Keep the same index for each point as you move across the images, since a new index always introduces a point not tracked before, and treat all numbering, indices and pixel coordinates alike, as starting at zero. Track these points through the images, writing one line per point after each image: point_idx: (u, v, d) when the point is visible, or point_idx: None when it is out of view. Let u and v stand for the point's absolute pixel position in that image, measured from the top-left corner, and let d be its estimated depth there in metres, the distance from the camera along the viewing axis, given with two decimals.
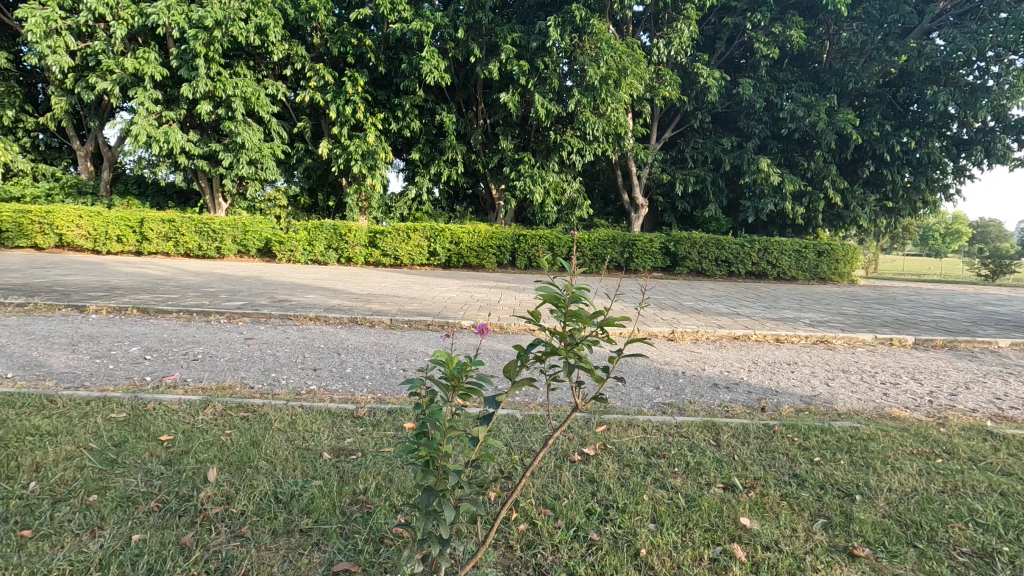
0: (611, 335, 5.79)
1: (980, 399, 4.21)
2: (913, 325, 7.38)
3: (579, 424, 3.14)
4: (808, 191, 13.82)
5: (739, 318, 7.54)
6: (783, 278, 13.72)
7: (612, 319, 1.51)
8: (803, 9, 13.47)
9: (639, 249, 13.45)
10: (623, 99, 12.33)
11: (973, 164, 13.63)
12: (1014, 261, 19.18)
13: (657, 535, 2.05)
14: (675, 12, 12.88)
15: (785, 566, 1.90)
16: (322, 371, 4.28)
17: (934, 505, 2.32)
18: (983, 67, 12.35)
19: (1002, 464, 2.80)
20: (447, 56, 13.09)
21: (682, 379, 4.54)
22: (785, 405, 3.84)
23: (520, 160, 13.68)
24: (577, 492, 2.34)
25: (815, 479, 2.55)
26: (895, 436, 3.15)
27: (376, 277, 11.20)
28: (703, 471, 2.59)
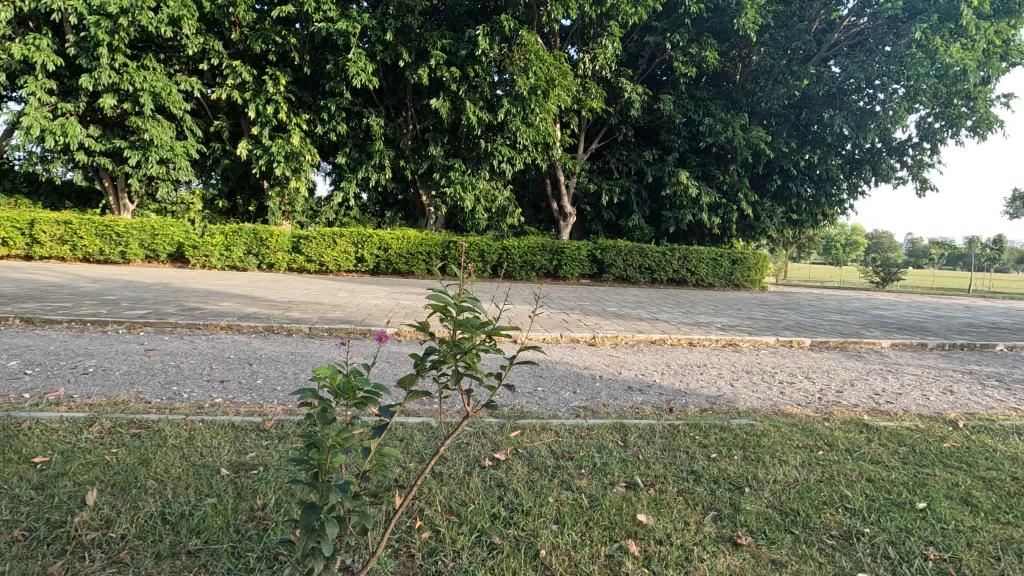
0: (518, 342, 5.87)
1: (863, 394, 4.63)
2: (811, 329, 8.02)
3: (493, 430, 3.18)
4: (723, 202, 14.68)
5: (657, 323, 7.90)
6: (701, 284, 14.48)
7: (500, 326, 1.54)
8: (717, 32, 14.27)
9: (567, 257, 13.77)
10: (551, 109, 12.64)
11: (865, 181, 15.03)
12: (900, 269, 21.27)
13: (559, 536, 2.11)
14: (600, 28, 13.32)
15: (675, 559, 2.00)
16: (230, 383, 4.07)
17: (811, 493, 2.54)
18: (872, 94, 13.58)
19: (872, 453, 3.11)
20: (376, 59, 12.89)
21: (599, 382, 4.69)
22: (691, 405, 4.06)
23: (451, 167, 13.65)
24: (483, 497, 2.36)
25: (710, 475, 2.71)
26: (785, 431, 3.41)
27: (298, 283, 10.79)
28: (608, 471, 2.69)
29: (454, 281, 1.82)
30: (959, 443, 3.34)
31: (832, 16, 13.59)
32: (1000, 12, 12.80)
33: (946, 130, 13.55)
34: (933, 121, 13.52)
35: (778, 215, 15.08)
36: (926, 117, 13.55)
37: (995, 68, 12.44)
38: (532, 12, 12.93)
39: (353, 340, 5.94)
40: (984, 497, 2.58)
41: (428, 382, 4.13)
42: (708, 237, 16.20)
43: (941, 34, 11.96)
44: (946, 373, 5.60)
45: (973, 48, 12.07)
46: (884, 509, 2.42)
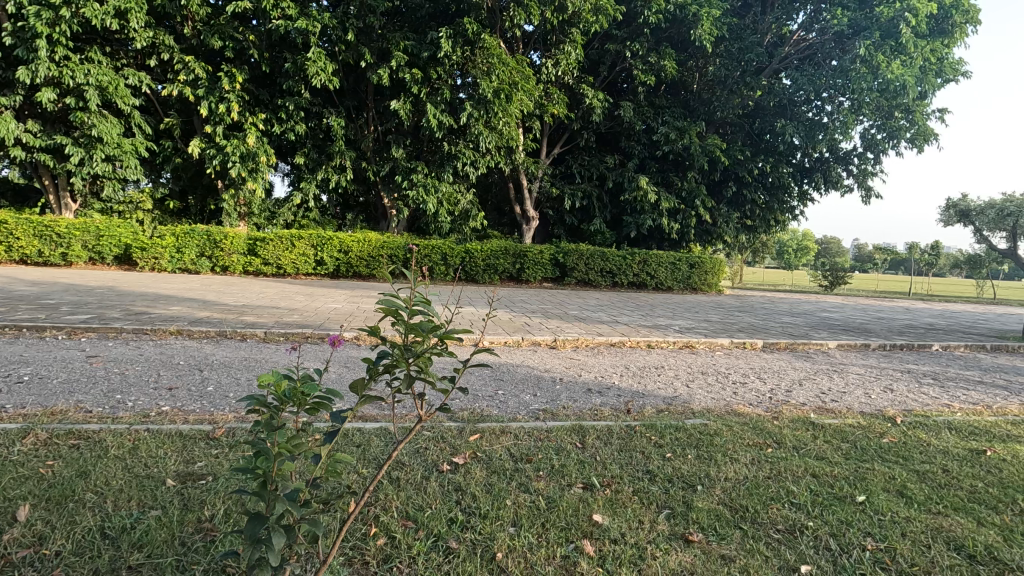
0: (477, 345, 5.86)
1: (810, 394, 4.82)
2: (763, 331, 8.31)
3: (452, 434, 3.17)
4: (682, 208, 15.06)
5: (617, 326, 8.03)
6: (661, 288, 14.79)
7: (453, 328, 1.55)
8: (675, 43, 14.67)
9: (530, 260, 13.86)
10: (514, 113, 12.71)
11: (815, 189, 15.70)
12: (847, 273, 22.29)
13: (515, 538, 2.12)
14: (562, 34, 13.48)
15: (628, 557, 2.04)
16: (179, 390, 3.91)
17: (760, 490, 2.63)
18: (820, 105, 14.18)
19: (817, 450, 3.24)
20: (336, 59, 12.68)
21: (559, 385, 4.73)
22: (649, 406, 4.15)
23: (413, 169, 13.54)
24: (441, 502, 2.35)
25: (664, 474, 2.78)
26: (736, 430, 3.52)
27: (254, 287, 10.47)
28: (565, 473, 2.73)
29: (406, 284, 1.81)
30: (896, 439, 3.52)
31: (783, 30, 14.16)
32: (936, 32, 13.58)
33: (888, 141, 14.29)
34: (875, 133, 14.24)
35: (733, 221, 15.57)
36: (869, 129, 14.26)
37: (931, 84, 13.21)
38: (495, 17, 13.00)
39: (307, 345, 5.81)
40: (918, 489, 2.73)
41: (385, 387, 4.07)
42: (668, 242, 16.58)
43: (883, 51, 12.60)
44: (887, 372, 5.90)
45: (911, 64, 12.77)
46: (827, 503, 2.53)
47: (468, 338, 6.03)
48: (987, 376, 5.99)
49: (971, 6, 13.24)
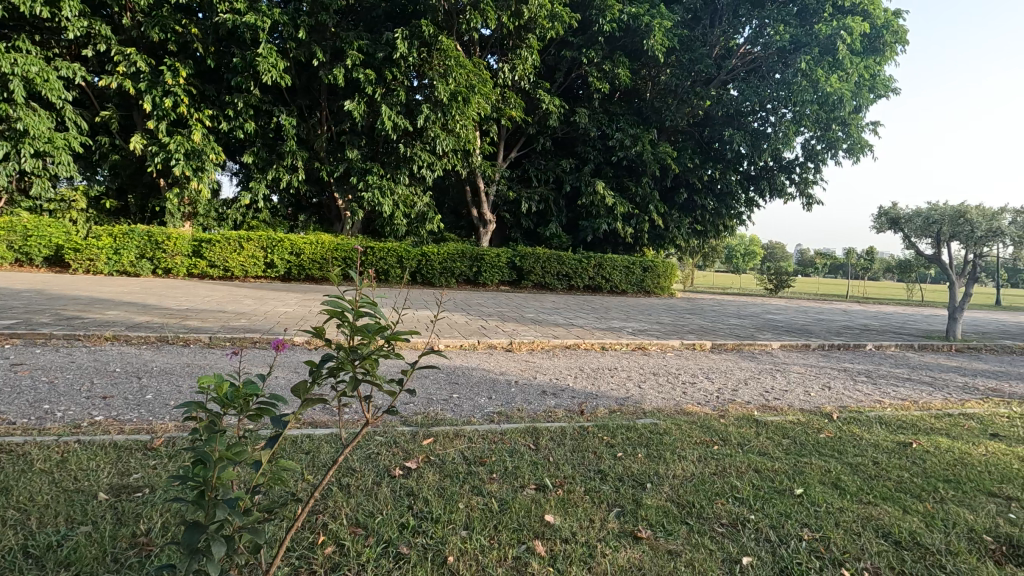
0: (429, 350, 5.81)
1: (754, 392, 5.03)
2: (712, 332, 8.59)
3: (405, 438, 3.14)
4: (636, 213, 15.42)
5: (571, 328, 8.14)
6: (616, 291, 15.08)
7: (400, 330, 1.54)
8: (629, 52, 15.03)
9: (487, 263, 13.88)
10: (471, 117, 12.72)
11: (760, 196, 16.38)
12: (790, 276, 23.35)
13: (467, 541, 2.12)
14: (518, 39, 13.59)
15: (579, 555, 2.07)
16: (115, 399, 3.71)
17: (706, 486, 2.72)
18: (765, 116, 14.81)
19: (760, 446, 3.38)
20: (288, 56, 12.36)
21: (514, 388, 4.75)
22: (601, 407, 4.22)
23: (368, 170, 13.33)
24: (392, 507, 2.32)
25: (615, 473, 2.83)
26: (685, 428, 3.63)
27: (200, 290, 10.06)
28: (518, 475, 2.74)
29: (353, 286, 1.79)
30: (832, 434, 3.71)
31: (730, 43, 14.73)
32: (869, 50, 14.42)
33: (826, 152, 15.07)
34: (815, 144, 15.00)
35: (685, 226, 16.05)
36: (810, 140, 15.00)
37: (865, 99, 14.02)
38: (452, 20, 12.99)
39: (255, 349, 5.63)
40: (851, 481, 2.88)
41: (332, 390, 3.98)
42: (622, 246, 16.94)
43: (822, 66, 13.28)
44: (825, 370, 6.22)
45: (847, 80, 13.51)
46: (768, 497, 2.64)
47: (423, 341, 5.99)
48: (914, 373, 6.39)
49: (899, 26, 14.14)
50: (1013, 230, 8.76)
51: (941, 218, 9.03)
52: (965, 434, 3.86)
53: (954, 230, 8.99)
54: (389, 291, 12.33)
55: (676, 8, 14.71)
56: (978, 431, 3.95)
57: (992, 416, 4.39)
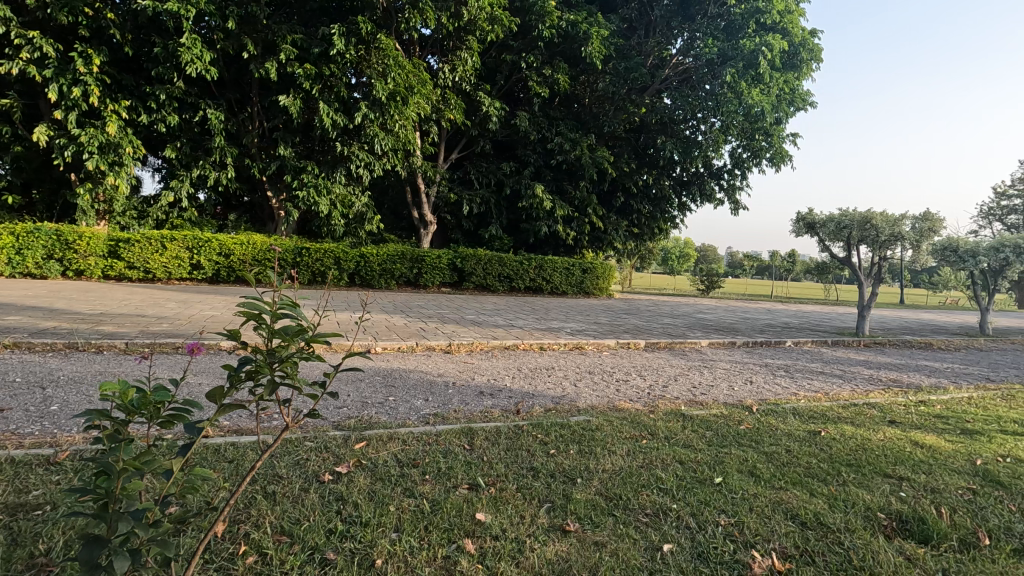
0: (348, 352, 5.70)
1: (683, 388, 5.26)
2: (646, 331, 8.90)
3: (337, 442, 3.09)
4: (575, 216, 15.75)
5: (511, 329, 8.20)
6: (556, 292, 15.34)
7: (319, 331, 1.51)
8: (568, 58, 15.32)
9: (428, 265, 13.76)
10: (410, 117, 12.59)
11: (692, 200, 17.11)
12: (720, 277, 24.55)
13: (397, 543, 2.11)
14: (458, 41, 13.58)
15: (508, 552, 2.10)
16: (13, 412, 3.41)
17: (633, 478, 2.83)
18: (696, 125, 15.48)
19: (685, 438, 3.55)
20: (215, 48, 11.77)
21: (451, 389, 4.74)
22: (537, 406, 4.29)
23: (303, 169, 12.91)
24: (320, 513, 2.28)
25: (547, 469, 2.90)
26: (615, 424, 3.76)
27: (117, 293, 9.41)
28: (451, 475, 2.75)
29: (271, 288, 1.75)
30: (751, 425, 3.94)
31: (664, 53, 15.30)
32: (788, 65, 15.34)
33: (751, 160, 15.96)
34: (742, 152, 15.84)
35: (622, 228, 16.54)
36: (737, 148, 15.84)
37: (785, 111, 14.91)
38: (391, 18, 12.81)
39: (176, 355, 5.33)
40: (765, 468, 3.08)
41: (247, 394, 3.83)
42: (562, 248, 17.24)
43: (746, 79, 14.02)
44: (748, 366, 6.59)
45: (768, 93, 14.36)
46: (690, 486, 2.77)
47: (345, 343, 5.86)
48: (827, 367, 6.87)
49: (815, 45, 15.14)
50: (911, 234, 9.61)
51: (851, 223, 9.75)
52: (867, 422, 4.21)
53: (862, 234, 9.74)
54: (325, 293, 11.98)
55: (613, 17, 15.14)
56: (877, 418, 4.31)
57: (891, 405, 4.80)
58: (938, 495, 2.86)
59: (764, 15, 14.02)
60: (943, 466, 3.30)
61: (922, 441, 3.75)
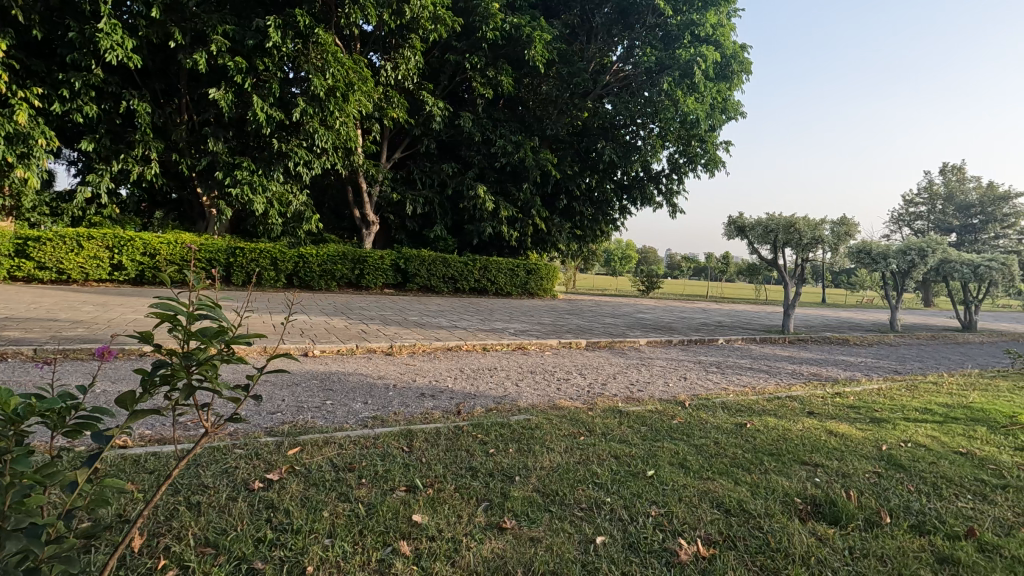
0: (276, 356, 5.50)
1: (621, 385, 5.42)
2: (587, 331, 9.10)
3: (268, 449, 2.98)
4: (519, 217, 15.88)
5: (454, 330, 8.17)
6: (500, 293, 15.41)
7: (240, 330, 1.46)
8: (512, 60, 15.42)
9: (370, 265, 13.50)
10: (351, 114, 12.30)
11: (632, 204, 17.62)
12: (659, 277, 25.42)
13: (330, 549, 2.06)
14: (400, 39, 13.40)
15: (444, 551, 2.10)
16: None
17: (569, 474, 2.89)
18: (636, 130, 15.96)
19: (621, 434, 3.66)
20: (138, 35, 11.05)
21: (392, 391, 4.67)
22: (477, 407, 4.30)
23: (237, 165, 12.35)
24: (249, 522, 2.20)
25: (485, 469, 2.91)
26: (555, 422, 3.82)
27: (26, 296, 8.68)
28: (389, 478, 2.72)
29: (188, 290, 1.68)
30: (683, 420, 4.11)
31: (605, 60, 15.66)
32: (720, 76, 15.99)
33: (688, 165, 16.63)
34: (678, 158, 16.48)
35: (565, 230, 16.82)
36: (674, 154, 16.47)
37: (718, 119, 15.61)
38: (330, 12, 12.45)
39: (91, 361, 4.98)
40: (694, 460, 3.23)
41: (158, 400, 3.61)
42: (507, 249, 17.37)
43: (682, 88, 14.57)
44: (683, 363, 6.86)
45: (703, 102, 14.96)
46: (623, 480, 2.87)
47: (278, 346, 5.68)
48: (754, 363, 7.26)
49: (744, 58, 15.91)
50: (831, 238, 10.32)
51: (776, 226, 10.35)
52: (788, 413, 4.48)
53: (787, 237, 10.35)
54: (261, 295, 11.54)
55: (555, 23, 15.37)
56: (798, 410, 4.60)
57: (811, 397, 5.13)
58: (849, 479, 3.09)
59: (698, 27, 14.64)
60: (853, 452, 3.56)
61: (835, 429, 4.04)
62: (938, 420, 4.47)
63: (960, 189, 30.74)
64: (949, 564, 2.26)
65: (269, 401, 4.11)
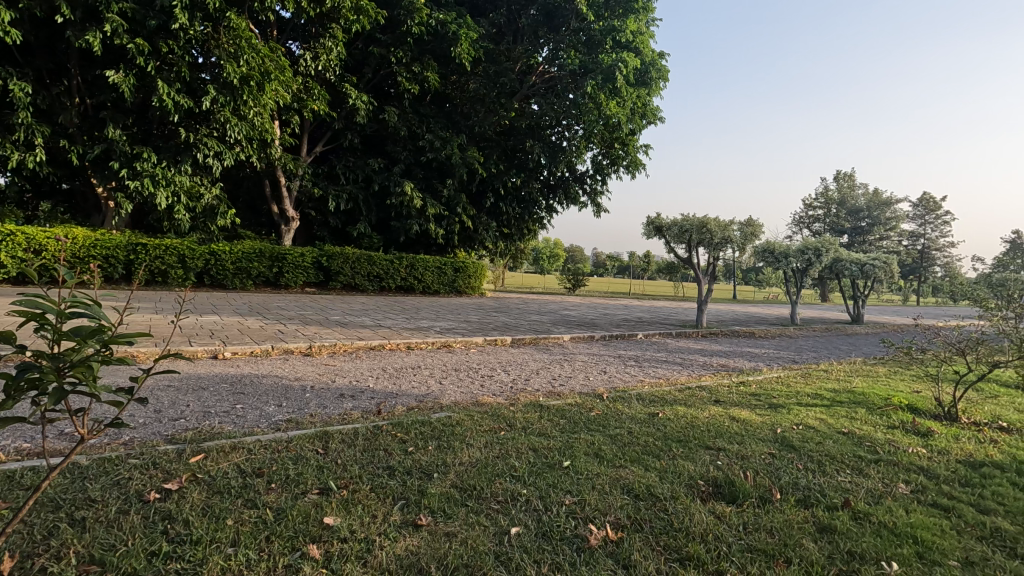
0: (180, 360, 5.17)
1: (544, 380, 5.54)
2: (513, 328, 9.20)
3: (168, 458, 2.79)
4: (446, 214, 15.77)
5: (378, 329, 7.99)
6: (428, 291, 15.24)
7: (118, 328, 1.41)
8: (438, 56, 15.27)
9: (289, 263, 12.92)
10: (267, 104, 11.71)
11: (558, 203, 18.00)
12: (585, 275, 26.12)
13: (232, 558, 1.97)
14: (321, 28, 12.93)
15: (355, 552, 2.06)
16: None
17: (488, 469, 2.93)
18: (561, 131, 16.30)
19: (540, 427, 3.74)
20: (18, 7, 9.92)
21: (309, 393, 4.51)
22: (399, 406, 4.24)
23: (138, 154, 11.41)
24: (143, 536, 2.06)
25: (403, 467, 2.88)
26: (476, 418, 3.86)
27: None
28: (301, 481, 2.63)
29: (57, 287, 1.57)
30: (600, 411, 4.26)
31: (531, 60, 15.86)
32: (640, 82, 16.56)
33: (611, 167, 17.22)
34: (602, 159, 17.03)
35: (493, 228, 16.89)
36: (598, 155, 16.99)
37: (639, 123, 16.25)
38: None
39: None
40: (608, 449, 3.36)
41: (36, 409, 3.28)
42: (434, 247, 17.22)
43: (604, 91, 15.03)
44: (604, 358, 7.10)
45: (624, 106, 15.48)
46: (540, 471, 2.94)
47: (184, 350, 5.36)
48: (669, 356, 7.64)
49: (662, 66, 16.52)
50: (739, 238, 11.05)
51: (690, 226, 10.93)
52: (697, 402, 4.77)
53: (701, 236, 10.96)
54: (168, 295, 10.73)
55: (482, 21, 15.37)
56: (706, 398, 4.90)
57: (718, 387, 5.49)
58: (746, 460, 3.34)
59: (618, 33, 15.08)
60: (752, 436, 3.84)
61: (738, 416, 4.34)
62: (826, 404, 4.92)
63: (851, 195, 33.79)
64: (827, 532, 2.50)
65: (171, 406, 3.85)
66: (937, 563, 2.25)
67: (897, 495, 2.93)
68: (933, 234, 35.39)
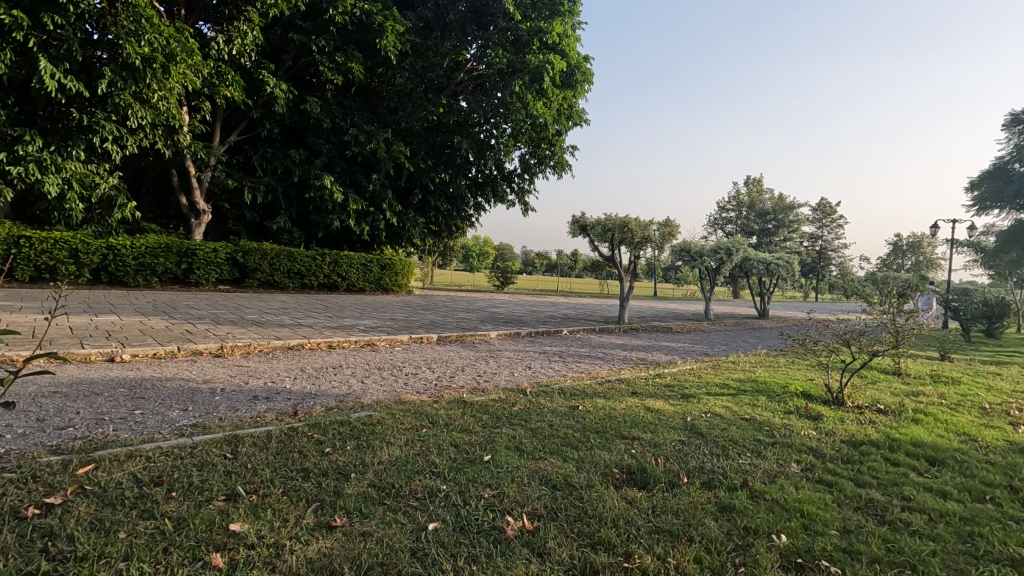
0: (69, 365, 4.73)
1: (468, 377, 5.55)
2: (439, 325, 9.13)
3: (51, 470, 2.55)
4: (371, 210, 15.38)
5: (296, 329, 7.67)
6: (352, 289, 14.83)
7: None
8: (363, 47, 14.85)
9: (200, 259, 12.12)
10: (174, 88, 10.92)
11: (486, 200, 18.05)
12: (513, 272, 26.39)
13: (124, 573, 1.84)
14: (235, 10, 12.23)
15: (263, 558, 1.98)
16: None
17: (407, 466, 2.90)
18: (489, 129, 16.36)
19: (463, 424, 3.75)
20: None
21: (217, 396, 4.26)
22: (316, 406, 4.09)
23: (21, 137, 10.28)
24: (16, 557, 1.88)
25: (319, 468, 2.80)
26: (397, 416, 3.80)
27: None
28: (206, 488, 2.49)
29: None
30: (523, 406, 4.34)
31: (459, 57, 15.78)
32: (566, 84, 16.94)
33: (537, 166, 17.48)
34: (529, 158, 17.26)
35: (420, 225, 16.66)
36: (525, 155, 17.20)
37: (565, 124, 16.62)
38: None
39: None
40: (529, 442, 3.43)
41: None
42: (359, 243, 16.76)
43: (532, 91, 15.24)
44: (529, 354, 7.21)
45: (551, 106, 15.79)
46: (460, 467, 2.95)
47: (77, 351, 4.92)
48: (592, 351, 7.89)
49: (586, 70, 16.91)
50: (657, 238, 11.58)
51: (612, 225, 11.31)
52: (615, 394, 4.96)
53: (623, 236, 11.38)
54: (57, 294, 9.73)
55: (408, 14, 15.12)
56: (624, 391, 5.11)
57: (636, 379, 5.74)
58: (658, 448, 3.51)
59: (545, 34, 15.46)
60: (664, 424, 4.06)
61: (652, 406, 4.56)
62: (732, 392, 5.29)
63: (759, 199, 36.31)
64: (727, 511, 2.68)
65: (58, 414, 3.51)
66: (819, 532, 2.48)
67: (789, 474, 3.20)
68: (829, 236, 38.70)
